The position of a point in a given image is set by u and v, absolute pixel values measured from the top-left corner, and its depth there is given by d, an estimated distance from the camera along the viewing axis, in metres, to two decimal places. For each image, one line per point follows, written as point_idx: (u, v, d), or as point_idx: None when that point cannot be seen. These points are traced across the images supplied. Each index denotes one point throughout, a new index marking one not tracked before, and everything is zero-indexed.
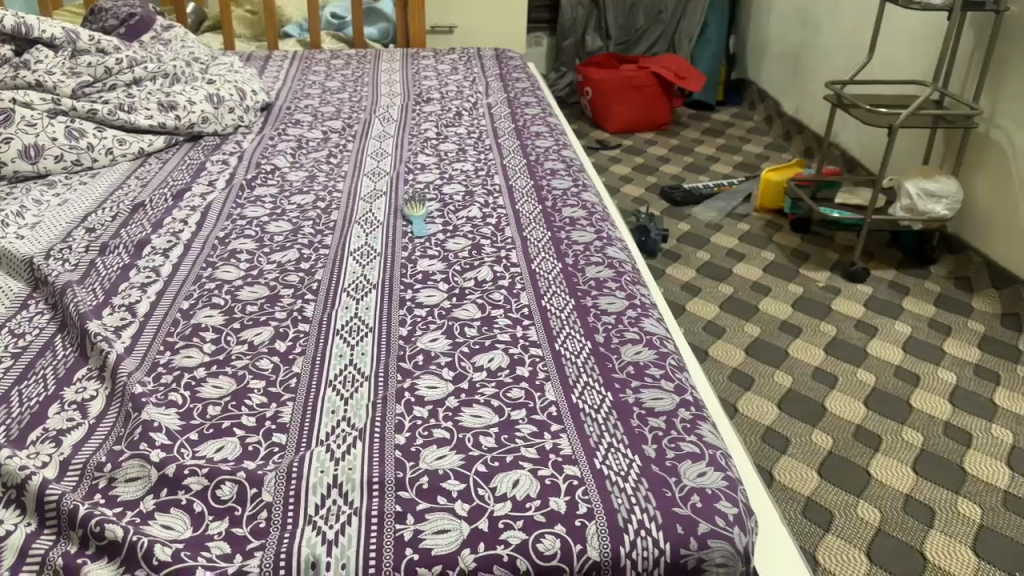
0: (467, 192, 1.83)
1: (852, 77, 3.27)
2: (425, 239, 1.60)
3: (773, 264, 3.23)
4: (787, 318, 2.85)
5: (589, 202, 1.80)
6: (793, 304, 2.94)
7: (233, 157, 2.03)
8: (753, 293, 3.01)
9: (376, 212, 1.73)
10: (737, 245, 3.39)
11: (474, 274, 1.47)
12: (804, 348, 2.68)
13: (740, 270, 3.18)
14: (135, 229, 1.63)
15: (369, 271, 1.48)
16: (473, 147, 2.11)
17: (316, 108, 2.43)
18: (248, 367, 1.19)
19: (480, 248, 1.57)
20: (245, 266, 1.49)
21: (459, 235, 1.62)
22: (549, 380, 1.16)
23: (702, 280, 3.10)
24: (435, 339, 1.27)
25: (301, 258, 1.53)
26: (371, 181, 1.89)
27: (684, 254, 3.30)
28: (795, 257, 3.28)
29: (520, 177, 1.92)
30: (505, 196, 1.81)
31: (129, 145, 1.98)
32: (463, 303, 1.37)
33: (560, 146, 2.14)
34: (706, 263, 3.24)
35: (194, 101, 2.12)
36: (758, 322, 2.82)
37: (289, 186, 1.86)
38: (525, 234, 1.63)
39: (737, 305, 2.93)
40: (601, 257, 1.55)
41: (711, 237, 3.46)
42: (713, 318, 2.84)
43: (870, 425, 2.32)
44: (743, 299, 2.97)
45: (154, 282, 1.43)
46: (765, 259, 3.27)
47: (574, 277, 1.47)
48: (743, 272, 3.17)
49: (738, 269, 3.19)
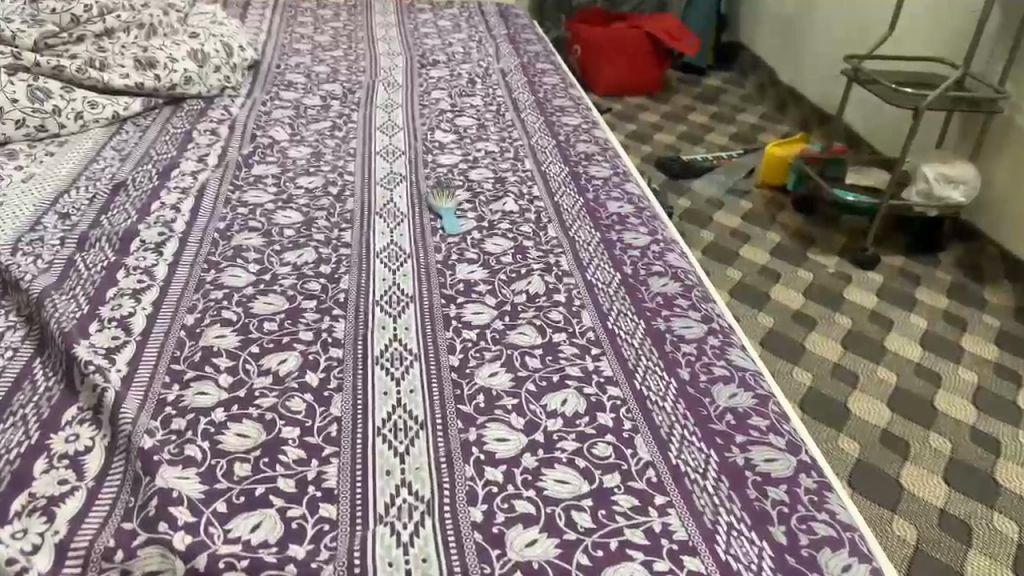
0: (497, 180, 1.63)
1: (872, 51, 3.08)
2: (458, 240, 1.41)
3: (780, 247, 3.08)
4: (801, 307, 2.71)
5: (635, 194, 1.63)
6: (805, 291, 2.81)
7: (224, 125, 1.78)
8: (763, 279, 2.87)
9: (396, 204, 1.52)
10: (741, 223, 3.23)
11: (522, 286, 1.29)
12: (820, 341, 2.55)
13: (747, 253, 3.03)
14: (118, 216, 1.39)
15: (402, 278, 1.29)
16: (494, 123, 1.89)
17: (309, 68, 2.17)
18: (276, 409, 1.00)
19: (523, 252, 1.38)
20: (255, 269, 1.28)
21: (497, 234, 1.44)
22: (638, 434, 1.01)
23: (709, 264, 2.95)
24: (495, 373, 1.09)
25: (320, 261, 1.32)
26: (386, 162, 1.68)
27: (688, 234, 3.15)
28: (803, 239, 3.14)
29: (553, 162, 1.72)
30: (541, 185, 1.62)
31: (102, 108, 1.72)
32: (516, 324, 1.20)
33: (591, 124, 1.93)
34: (710, 245, 3.07)
35: (174, 59, 1.86)
36: (771, 311, 2.68)
37: (291, 165, 1.64)
38: (570, 233, 1.45)
39: (747, 292, 2.78)
40: (662, 265, 1.38)
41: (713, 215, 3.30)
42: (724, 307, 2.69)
43: (895, 429, 2.21)
44: (752, 286, 2.82)
45: (150, 288, 1.22)
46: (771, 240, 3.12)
47: (636, 290, 1.31)
48: (750, 256, 3.01)
49: (744, 252, 3.04)
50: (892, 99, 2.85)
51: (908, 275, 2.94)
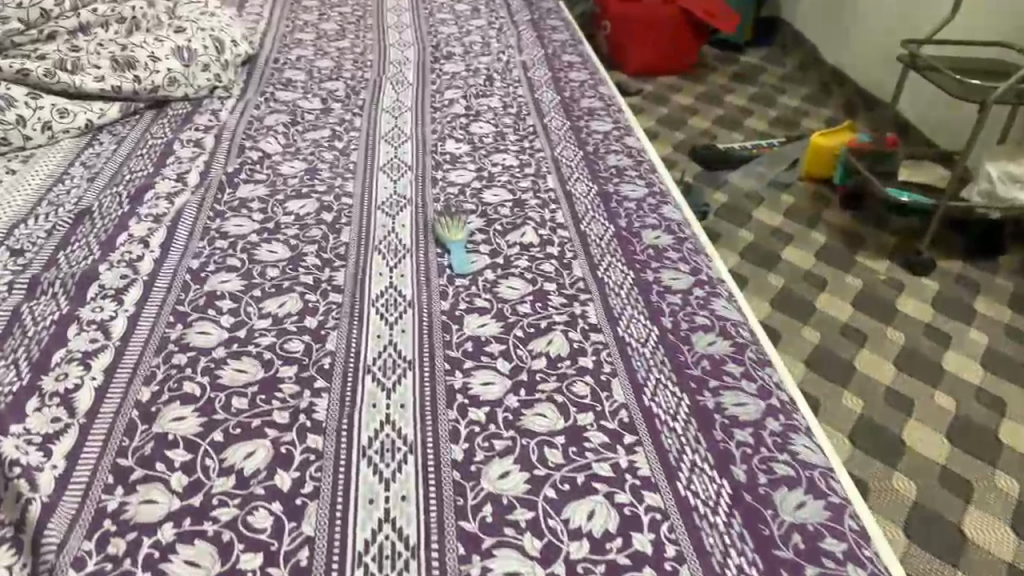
0: (514, 205, 1.42)
1: (931, 36, 2.80)
2: (468, 284, 1.23)
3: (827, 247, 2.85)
4: (848, 319, 2.50)
5: (674, 220, 1.40)
6: (852, 300, 2.59)
7: (209, 135, 1.58)
8: (807, 285, 2.65)
9: (396, 240, 1.32)
10: (782, 221, 2.99)
11: (539, 351, 1.10)
12: (871, 359, 2.34)
13: (790, 254, 2.81)
14: (78, 252, 1.22)
15: (399, 335, 1.12)
16: (514, 130, 1.67)
17: (311, 62, 1.97)
18: (235, 526, 0.86)
19: (544, 299, 1.20)
20: (229, 322, 1.12)
21: (513, 275, 1.25)
22: (685, 564, 0.83)
23: (748, 267, 2.73)
24: (507, 474, 0.93)
25: (304, 316, 1.14)
26: (390, 180, 1.48)
27: (725, 232, 2.93)
28: (850, 239, 2.90)
29: (580, 177, 1.51)
30: (564, 211, 1.41)
31: (73, 116, 1.53)
32: (533, 400, 1.02)
33: (624, 130, 1.70)
34: (750, 245, 2.85)
35: (157, 57, 1.66)
36: (816, 324, 2.47)
37: (281, 184, 1.44)
38: (599, 273, 1.25)
39: (790, 300, 2.57)
40: (706, 315, 1.17)
41: (751, 210, 3.07)
42: (765, 318, 2.49)
43: (955, 466, 2.01)
44: (796, 293, 2.61)
45: (103, 349, 1.05)
46: (815, 241, 2.89)
47: (678, 352, 1.10)
48: (794, 257, 2.79)
49: (786, 253, 2.81)
50: (954, 92, 2.58)
51: (967, 281, 2.69)
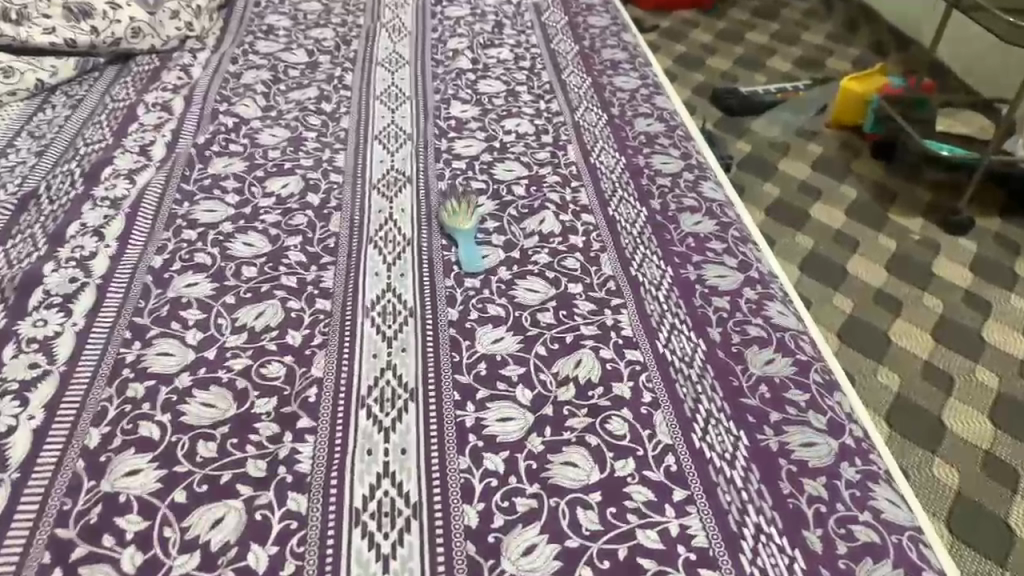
0: (530, 183, 1.23)
1: None
2: (479, 291, 1.06)
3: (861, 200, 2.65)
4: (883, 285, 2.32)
5: (716, 201, 1.22)
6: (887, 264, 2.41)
7: (179, 95, 1.38)
8: (839, 247, 2.47)
9: (394, 232, 1.13)
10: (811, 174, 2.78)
11: (566, 375, 0.96)
12: (908, 329, 2.18)
13: (822, 212, 2.61)
14: (23, 247, 1.06)
15: (398, 357, 0.97)
16: (528, 89, 1.46)
17: (295, 5, 1.74)
18: None
19: (570, 305, 1.04)
20: (194, 338, 0.97)
21: (530, 274, 1.09)
22: None
23: (776, 227, 2.54)
24: (535, 547, 0.79)
25: (283, 334, 0.99)
26: (384, 150, 1.28)
27: (749, 187, 2.73)
28: (882, 195, 2.68)
29: (608, 151, 1.31)
30: (590, 192, 1.22)
31: (20, 76, 1.34)
32: (561, 442, 0.89)
33: (653, 88, 1.50)
34: (777, 202, 2.65)
35: (117, 4, 1.44)
36: (848, 291, 2.30)
37: (260, 158, 1.24)
38: (632, 270, 1.09)
39: (821, 265, 2.39)
40: (760, 325, 1.03)
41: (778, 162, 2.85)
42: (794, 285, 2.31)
43: (1001, 450, 1.85)
44: (830, 257, 2.43)
45: (44, 377, 0.91)
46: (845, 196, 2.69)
47: (727, 375, 0.97)
48: (825, 215, 2.60)
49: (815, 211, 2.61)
50: (1006, 35, 2.35)
51: (1008, 241, 2.49)
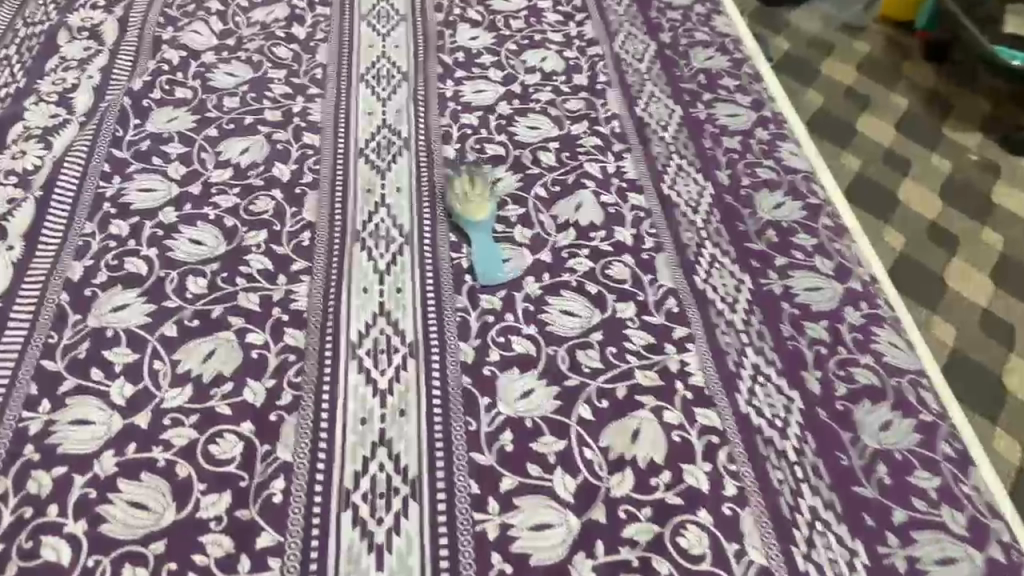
0: (562, 148, 0.95)
1: None
2: (498, 321, 0.77)
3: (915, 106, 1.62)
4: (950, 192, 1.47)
5: (799, 173, 0.95)
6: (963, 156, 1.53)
7: (113, 16, 1.08)
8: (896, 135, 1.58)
9: (387, 225, 0.85)
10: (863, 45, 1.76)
11: (619, 454, 0.67)
12: (966, 277, 1.34)
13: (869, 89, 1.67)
14: None
15: (391, 419, 0.68)
16: (554, 6, 1.16)
17: None
18: None
19: (619, 336, 0.76)
20: (106, 374, 0.70)
21: (564, 283, 0.80)
22: None
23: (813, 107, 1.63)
24: None
25: (239, 389, 0.70)
26: (373, 94, 1.00)
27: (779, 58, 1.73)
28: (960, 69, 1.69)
29: (659, 97, 1.04)
30: (637, 159, 0.95)
31: None
32: (615, 565, 0.61)
33: (712, 3, 1.19)
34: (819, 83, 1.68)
35: None
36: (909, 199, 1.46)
37: (213, 109, 0.97)
38: (698, 281, 0.82)
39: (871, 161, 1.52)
40: (870, 366, 0.76)
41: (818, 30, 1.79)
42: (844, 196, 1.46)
43: None
44: (863, 175, 1.51)
45: None
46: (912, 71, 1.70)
47: (833, 451, 0.69)
48: (864, 118, 1.61)
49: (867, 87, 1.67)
50: None
51: None
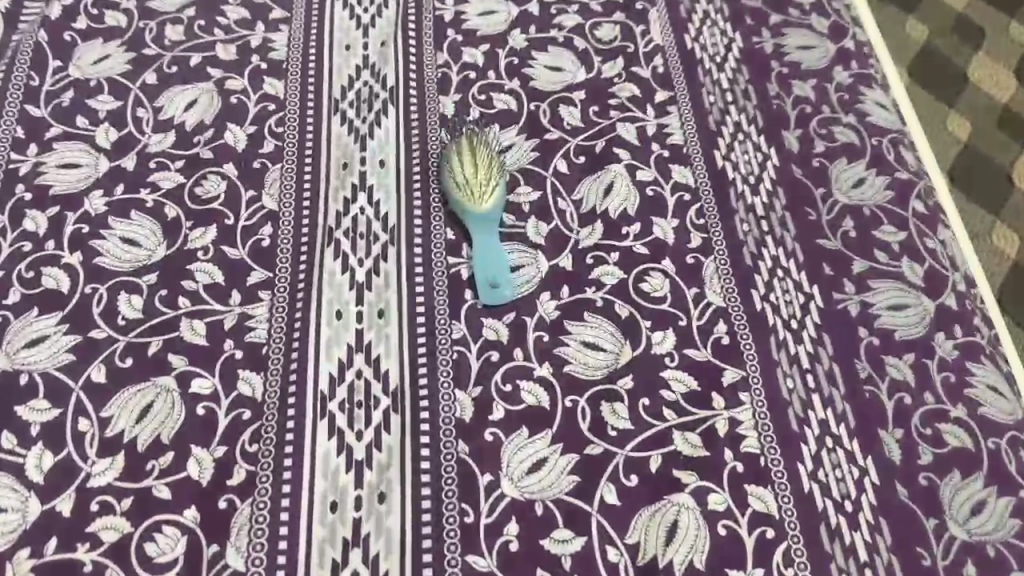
0: (589, 98, 0.76)
1: None
2: (502, 360, 0.62)
3: None
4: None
5: (887, 135, 0.76)
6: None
7: None
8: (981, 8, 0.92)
9: (367, 218, 0.68)
10: None
11: (649, 558, 0.55)
12: None
13: None
14: None
15: (369, 506, 0.56)
16: None
17: None
18: None
19: (653, 382, 0.61)
20: (17, 439, 0.57)
21: (587, 303, 0.64)
22: None
23: None
24: None
25: (181, 460, 0.56)
26: (354, 20, 0.79)
27: None
28: None
29: (714, 21, 0.82)
30: (685, 115, 0.75)
31: None
32: None
33: None
34: None
35: None
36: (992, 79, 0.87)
37: (152, 43, 0.77)
38: (754, 298, 0.66)
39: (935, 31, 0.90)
40: (963, 423, 0.61)
41: None
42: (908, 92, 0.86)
43: None
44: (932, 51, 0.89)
45: None
46: None
47: (914, 548, 0.56)
48: None
49: None
50: None
51: None
